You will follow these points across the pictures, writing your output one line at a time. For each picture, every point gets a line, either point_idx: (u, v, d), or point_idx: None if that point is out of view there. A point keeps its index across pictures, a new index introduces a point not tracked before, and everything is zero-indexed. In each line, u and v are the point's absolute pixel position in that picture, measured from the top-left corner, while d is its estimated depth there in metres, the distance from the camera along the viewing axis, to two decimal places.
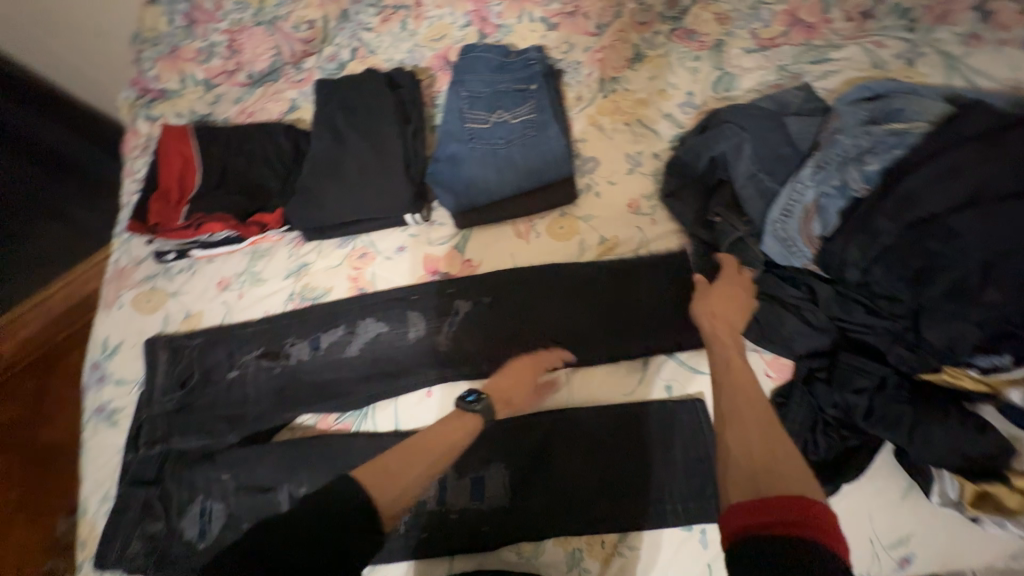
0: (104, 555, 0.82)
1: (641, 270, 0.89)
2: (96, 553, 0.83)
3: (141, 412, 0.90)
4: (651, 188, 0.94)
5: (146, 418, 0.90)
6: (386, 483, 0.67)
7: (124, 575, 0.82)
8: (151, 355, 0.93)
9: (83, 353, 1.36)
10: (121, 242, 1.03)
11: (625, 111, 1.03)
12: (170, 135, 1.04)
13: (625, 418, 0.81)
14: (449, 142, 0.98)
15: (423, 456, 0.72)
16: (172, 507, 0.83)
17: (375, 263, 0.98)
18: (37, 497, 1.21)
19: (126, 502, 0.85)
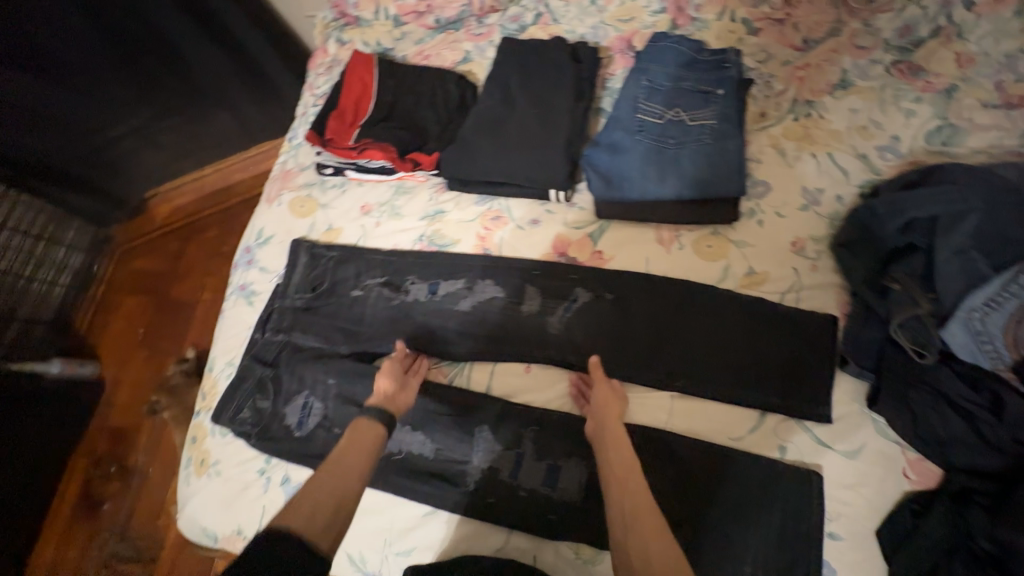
0: (219, 413, 0.94)
1: (788, 315, 0.81)
2: (215, 408, 0.95)
3: (274, 300, 1.00)
4: (823, 232, 0.84)
5: (277, 307, 0.99)
6: (300, 508, 0.61)
7: (232, 434, 0.93)
8: (294, 254, 1.03)
9: (211, 230, 1.79)
10: (293, 148, 1.14)
11: (815, 140, 0.92)
12: (358, 60, 1.11)
13: (728, 463, 0.75)
14: (614, 129, 0.94)
15: (334, 457, 0.68)
16: (281, 392, 0.92)
17: (505, 228, 0.98)
18: (162, 322, 1.70)
19: (245, 374, 0.95)
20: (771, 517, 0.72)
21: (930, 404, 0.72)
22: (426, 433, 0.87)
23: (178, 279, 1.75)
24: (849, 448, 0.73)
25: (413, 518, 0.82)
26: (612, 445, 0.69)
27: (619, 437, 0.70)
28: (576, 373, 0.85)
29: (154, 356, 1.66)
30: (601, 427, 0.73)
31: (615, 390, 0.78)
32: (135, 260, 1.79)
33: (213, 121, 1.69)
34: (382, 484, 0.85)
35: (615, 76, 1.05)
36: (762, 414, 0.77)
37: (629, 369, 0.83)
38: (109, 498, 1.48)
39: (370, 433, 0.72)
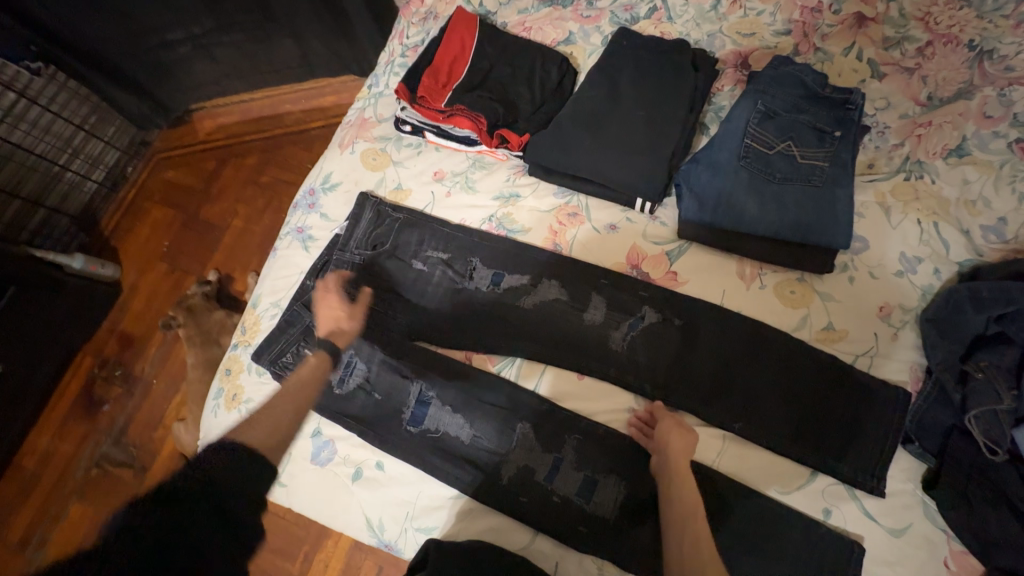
0: (262, 351, 0.92)
1: (859, 381, 0.79)
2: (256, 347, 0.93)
3: (330, 251, 0.97)
4: (911, 303, 0.82)
5: (334, 258, 0.96)
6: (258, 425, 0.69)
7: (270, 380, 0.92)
8: (359, 208, 0.99)
9: (252, 155, 1.75)
10: (374, 96, 1.10)
11: (924, 205, 0.88)
12: (461, 19, 1.05)
13: (770, 515, 0.75)
14: (720, 148, 0.89)
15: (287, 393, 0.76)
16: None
17: (580, 227, 0.95)
18: (189, 237, 1.68)
19: (289, 321, 0.93)
20: (800, 573, 0.72)
21: (988, 500, 0.71)
22: (465, 417, 0.86)
23: (211, 199, 1.71)
24: (894, 525, 0.73)
25: (435, 497, 0.83)
26: (676, 478, 0.71)
27: (685, 477, 0.70)
28: (628, 390, 0.84)
29: (176, 271, 1.64)
30: (671, 464, 0.72)
31: (685, 429, 0.75)
32: (169, 170, 1.75)
33: (277, 47, 1.62)
34: (414, 459, 0.84)
35: (721, 93, 1.00)
36: (812, 474, 0.76)
37: (684, 402, 0.82)
38: (109, 403, 1.49)
39: (316, 365, 0.80)
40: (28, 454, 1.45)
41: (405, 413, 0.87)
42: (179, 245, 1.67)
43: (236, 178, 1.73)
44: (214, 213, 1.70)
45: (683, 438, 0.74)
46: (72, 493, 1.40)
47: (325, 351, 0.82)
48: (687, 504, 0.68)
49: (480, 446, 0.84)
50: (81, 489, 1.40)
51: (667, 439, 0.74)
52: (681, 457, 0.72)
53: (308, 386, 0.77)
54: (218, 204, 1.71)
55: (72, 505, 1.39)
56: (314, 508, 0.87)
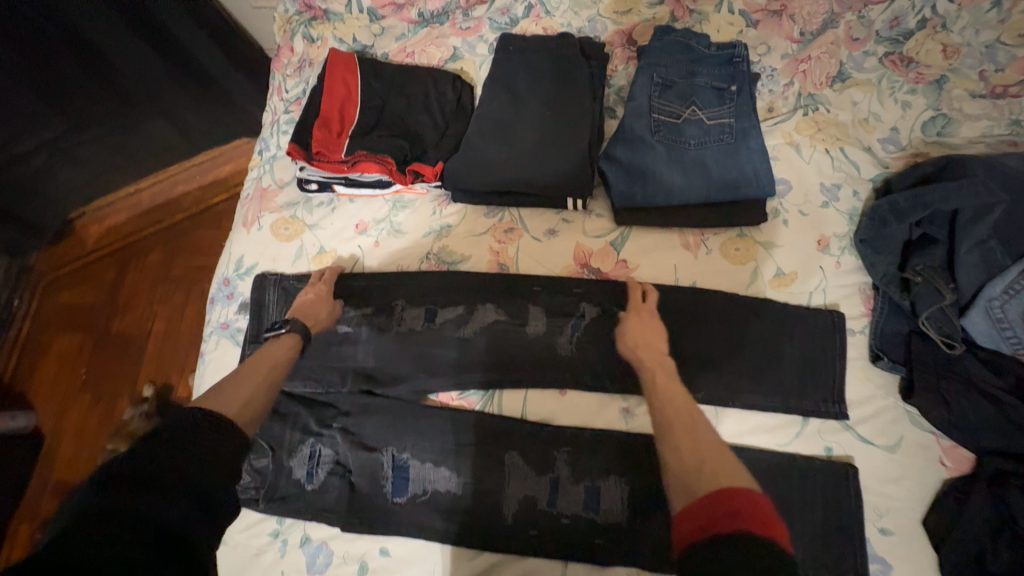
0: None
1: (819, 316, 0.81)
2: None
3: (247, 347, 0.89)
4: (845, 229, 0.85)
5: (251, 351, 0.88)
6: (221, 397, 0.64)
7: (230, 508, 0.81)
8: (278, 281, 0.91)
9: (154, 251, 1.60)
10: (267, 162, 1.02)
11: (827, 135, 0.92)
12: (338, 61, 0.99)
13: (779, 468, 0.75)
14: (632, 129, 0.89)
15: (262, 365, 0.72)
16: (281, 445, 0.82)
17: (521, 241, 0.92)
18: (105, 359, 1.50)
19: None
20: (813, 515, 0.73)
21: (961, 392, 0.74)
22: (455, 471, 0.80)
23: (122, 308, 1.55)
24: (889, 442, 0.75)
25: (452, 562, 0.77)
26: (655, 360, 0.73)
27: (654, 347, 0.75)
28: (616, 391, 0.82)
29: (102, 397, 1.46)
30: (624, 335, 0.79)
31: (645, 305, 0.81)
32: (61, 291, 1.56)
33: (151, 129, 1.49)
34: (417, 531, 0.78)
35: (617, 73, 1.00)
36: (805, 419, 0.77)
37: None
38: None
39: (289, 344, 0.77)
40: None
41: (387, 486, 0.80)
42: (97, 372, 1.49)
43: (143, 280, 1.58)
44: (127, 325, 1.53)
45: (642, 311, 0.80)
46: None
47: (295, 330, 0.79)
48: (650, 357, 0.74)
49: (480, 494, 0.79)
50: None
51: (641, 329, 0.77)
52: (634, 327, 0.78)
53: (278, 364, 0.73)
54: (129, 316, 1.54)
55: None
56: None
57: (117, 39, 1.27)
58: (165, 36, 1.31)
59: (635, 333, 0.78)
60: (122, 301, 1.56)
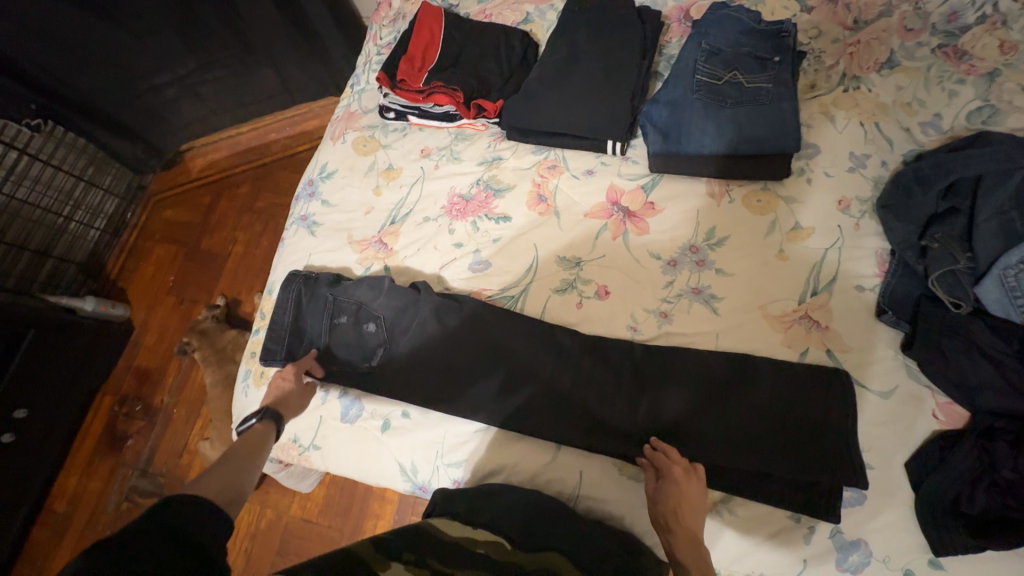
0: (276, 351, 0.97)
1: (826, 268, 0.87)
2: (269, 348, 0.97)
3: (322, 235, 1.08)
4: (868, 194, 0.90)
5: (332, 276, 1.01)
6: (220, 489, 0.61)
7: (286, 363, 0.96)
8: (278, 333, 0.97)
9: (243, 181, 1.87)
10: (356, 93, 1.20)
11: (864, 111, 0.97)
12: (428, 12, 1.15)
13: (771, 395, 0.79)
14: (675, 87, 0.99)
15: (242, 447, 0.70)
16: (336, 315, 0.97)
17: (561, 177, 1.04)
18: (190, 269, 1.76)
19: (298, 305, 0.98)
20: (793, 441, 0.77)
21: (962, 351, 0.77)
22: (471, 366, 0.91)
23: (210, 231, 1.81)
24: (882, 388, 0.79)
25: (458, 435, 0.89)
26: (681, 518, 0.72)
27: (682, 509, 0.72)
28: (625, 310, 0.90)
29: (183, 301, 1.72)
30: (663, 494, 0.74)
31: (688, 471, 0.75)
32: (166, 211, 1.86)
33: (259, 77, 1.74)
34: (433, 402, 0.90)
35: (670, 44, 1.10)
36: (802, 353, 0.82)
37: (673, 337, 0.87)
38: (132, 437, 1.57)
39: (262, 431, 0.76)
40: (58, 498, 1.53)
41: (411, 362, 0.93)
42: (183, 275, 1.76)
43: (228, 206, 1.84)
44: (212, 242, 1.79)
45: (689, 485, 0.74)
46: (106, 526, 1.48)
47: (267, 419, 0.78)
48: (689, 545, 0.70)
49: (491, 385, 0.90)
50: (114, 522, 1.48)
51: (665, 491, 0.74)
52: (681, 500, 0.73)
53: (255, 446, 0.71)
54: (214, 236, 1.80)
55: (107, 538, 1.46)
56: (349, 463, 0.92)
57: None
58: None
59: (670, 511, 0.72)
60: (211, 222, 1.83)
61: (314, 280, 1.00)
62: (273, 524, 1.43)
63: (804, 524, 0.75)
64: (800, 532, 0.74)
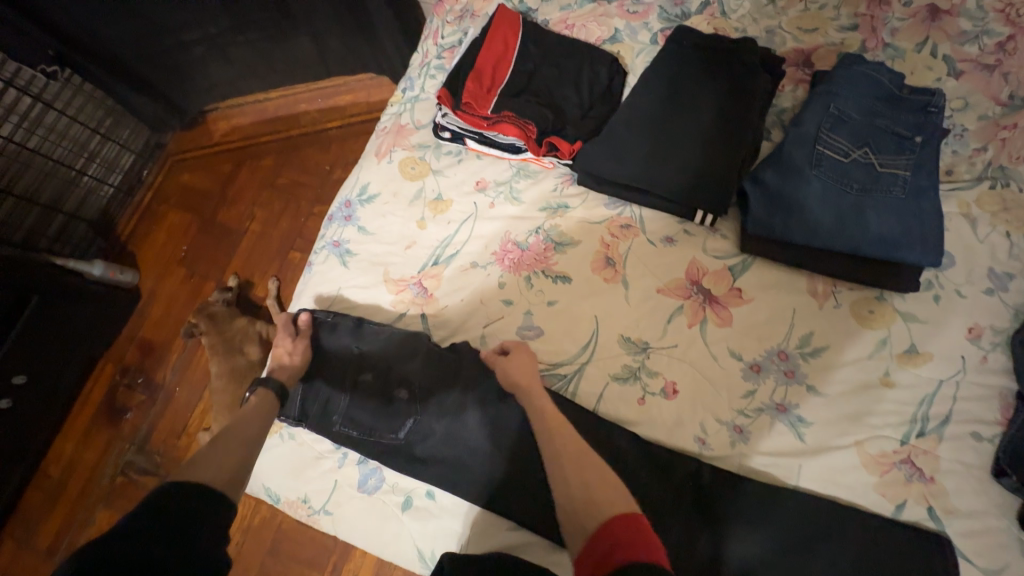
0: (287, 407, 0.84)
1: (939, 406, 0.74)
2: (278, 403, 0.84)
3: (355, 265, 0.95)
4: (1003, 325, 0.76)
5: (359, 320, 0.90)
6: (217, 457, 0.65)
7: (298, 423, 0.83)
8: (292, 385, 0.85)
9: (267, 158, 1.72)
10: (409, 101, 1.05)
11: (1012, 216, 0.81)
12: (503, 18, 0.98)
13: (858, 550, 0.69)
14: (791, 157, 0.83)
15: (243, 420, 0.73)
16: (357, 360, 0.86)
17: (634, 241, 0.90)
18: (204, 246, 1.64)
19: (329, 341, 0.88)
20: None
21: None
22: (507, 452, 0.80)
23: (227, 203, 1.68)
24: (988, 565, 0.68)
25: (488, 527, 0.78)
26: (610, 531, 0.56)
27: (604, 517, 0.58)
28: (695, 417, 0.78)
29: (194, 279, 1.61)
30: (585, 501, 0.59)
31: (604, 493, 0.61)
32: (183, 174, 1.72)
33: (295, 46, 1.57)
34: (462, 486, 0.79)
35: (783, 94, 0.93)
36: (898, 506, 0.71)
37: (751, 459, 0.76)
38: (132, 411, 1.50)
39: (262, 402, 0.77)
40: (52, 462, 1.46)
41: (438, 436, 0.81)
42: (196, 250, 1.64)
43: (250, 182, 1.70)
44: (229, 222, 1.66)
45: (604, 491, 0.59)
46: (99, 500, 1.42)
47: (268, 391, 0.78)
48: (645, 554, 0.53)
49: (529, 477, 0.79)
50: (107, 496, 1.42)
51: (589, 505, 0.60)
52: (596, 497, 0.59)
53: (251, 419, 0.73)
54: (233, 215, 1.67)
55: (99, 513, 1.40)
56: (362, 536, 0.83)
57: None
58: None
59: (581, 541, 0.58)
60: (230, 197, 1.70)
61: (341, 324, 0.88)
62: (264, 522, 1.24)
63: None
64: None
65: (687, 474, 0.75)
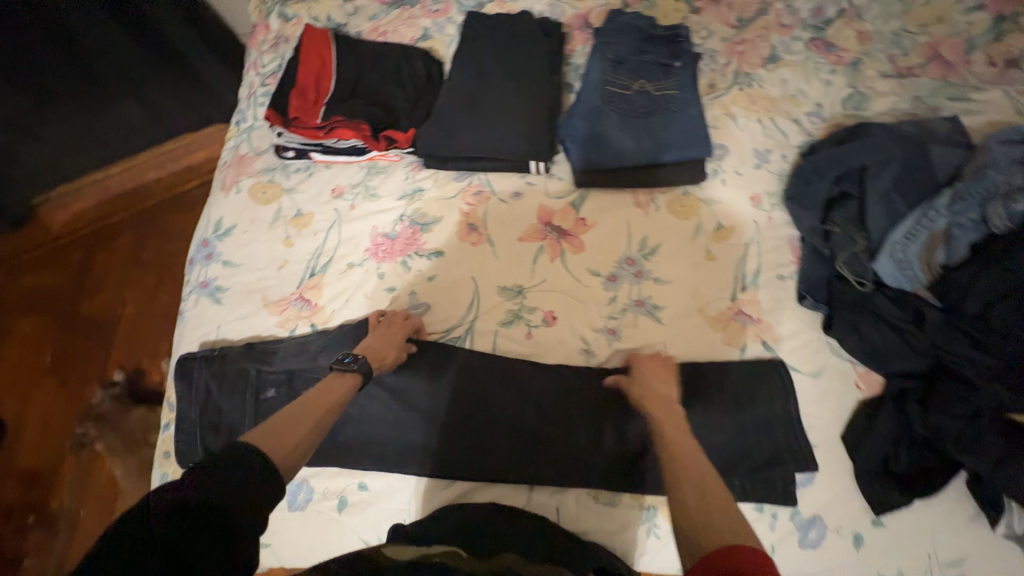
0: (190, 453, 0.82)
1: (748, 262, 0.92)
2: (179, 452, 0.83)
3: (229, 299, 0.94)
4: (775, 188, 0.96)
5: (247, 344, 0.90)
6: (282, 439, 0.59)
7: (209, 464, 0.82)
8: (189, 429, 0.84)
9: (123, 236, 1.60)
10: (244, 131, 1.06)
11: (759, 107, 1.04)
12: (312, 35, 1.04)
13: (721, 394, 0.83)
14: (587, 100, 0.98)
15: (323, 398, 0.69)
16: (254, 381, 0.85)
17: (489, 203, 0.99)
18: (71, 348, 1.47)
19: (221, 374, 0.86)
20: (746, 433, 0.82)
21: (870, 322, 0.84)
22: (429, 417, 0.86)
23: (89, 295, 1.53)
24: (812, 370, 0.85)
25: (428, 492, 0.82)
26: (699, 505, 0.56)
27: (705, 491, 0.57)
28: (575, 333, 0.89)
29: (69, 382, 1.43)
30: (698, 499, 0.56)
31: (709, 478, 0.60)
32: (24, 278, 1.54)
33: (118, 111, 1.52)
34: (392, 464, 0.83)
35: (575, 53, 1.08)
36: (742, 349, 0.87)
37: (627, 353, 0.87)
38: (29, 556, 1.22)
39: (347, 383, 0.74)
40: None
41: (351, 424, 0.85)
42: (62, 355, 1.46)
43: (112, 264, 1.57)
44: (97, 314, 1.51)
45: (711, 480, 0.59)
46: None
47: (361, 367, 0.77)
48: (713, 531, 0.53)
49: (451, 438, 0.84)
50: None
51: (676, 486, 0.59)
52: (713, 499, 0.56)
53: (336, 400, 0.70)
54: (99, 305, 1.53)
55: None
56: (304, 554, 0.82)
57: (91, 21, 1.33)
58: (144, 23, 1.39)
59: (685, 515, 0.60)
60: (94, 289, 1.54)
61: (225, 357, 0.87)
62: None
63: (768, 512, 0.79)
64: (765, 520, 0.79)
65: (583, 380, 0.85)
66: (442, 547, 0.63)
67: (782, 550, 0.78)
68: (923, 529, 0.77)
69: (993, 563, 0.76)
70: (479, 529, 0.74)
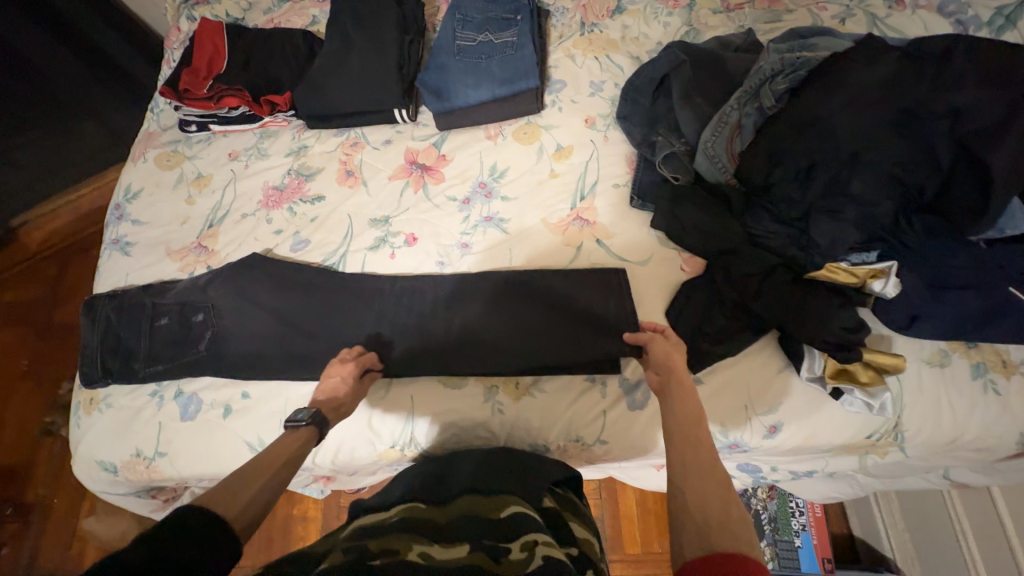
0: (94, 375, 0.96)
1: (585, 174, 1.03)
2: (86, 375, 0.97)
3: (137, 251, 1.08)
4: (608, 110, 1.08)
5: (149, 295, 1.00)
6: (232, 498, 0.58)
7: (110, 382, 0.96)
8: (91, 353, 0.97)
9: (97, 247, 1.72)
10: (155, 114, 1.23)
11: (597, 47, 1.16)
12: (207, 26, 1.20)
13: (555, 287, 0.94)
14: (440, 54, 1.13)
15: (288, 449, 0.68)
16: (151, 311, 0.99)
17: (364, 150, 1.13)
18: (46, 352, 1.58)
19: (122, 307, 1.00)
20: (577, 317, 0.92)
21: (693, 212, 0.91)
22: (306, 334, 0.96)
23: (64, 301, 1.64)
24: (640, 258, 0.95)
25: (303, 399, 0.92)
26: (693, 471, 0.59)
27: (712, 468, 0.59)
28: (432, 249, 1.00)
29: (45, 385, 1.53)
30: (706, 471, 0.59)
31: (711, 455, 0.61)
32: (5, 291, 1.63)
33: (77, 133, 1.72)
34: (269, 374, 0.93)
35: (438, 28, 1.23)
36: (578, 248, 0.96)
37: (475, 260, 0.98)
38: (6, 546, 1.33)
39: (307, 434, 0.72)
40: None
41: (234, 339, 0.96)
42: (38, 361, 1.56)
43: (88, 274, 1.69)
44: (72, 320, 1.63)
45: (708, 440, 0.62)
46: None
47: (314, 419, 0.74)
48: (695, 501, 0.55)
49: (325, 348, 0.95)
50: None
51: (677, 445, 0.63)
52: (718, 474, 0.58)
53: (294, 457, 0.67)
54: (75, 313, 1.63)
55: None
56: (194, 461, 0.91)
57: (47, 52, 1.57)
58: (97, 50, 1.66)
59: (704, 483, 0.57)
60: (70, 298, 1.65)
61: (128, 295, 1.00)
62: None
63: (598, 381, 0.89)
64: (596, 389, 0.88)
65: (439, 287, 0.96)
66: (400, 507, 0.65)
67: (612, 413, 0.87)
68: (738, 382, 0.85)
69: (802, 405, 0.83)
70: (431, 475, 0.76)
